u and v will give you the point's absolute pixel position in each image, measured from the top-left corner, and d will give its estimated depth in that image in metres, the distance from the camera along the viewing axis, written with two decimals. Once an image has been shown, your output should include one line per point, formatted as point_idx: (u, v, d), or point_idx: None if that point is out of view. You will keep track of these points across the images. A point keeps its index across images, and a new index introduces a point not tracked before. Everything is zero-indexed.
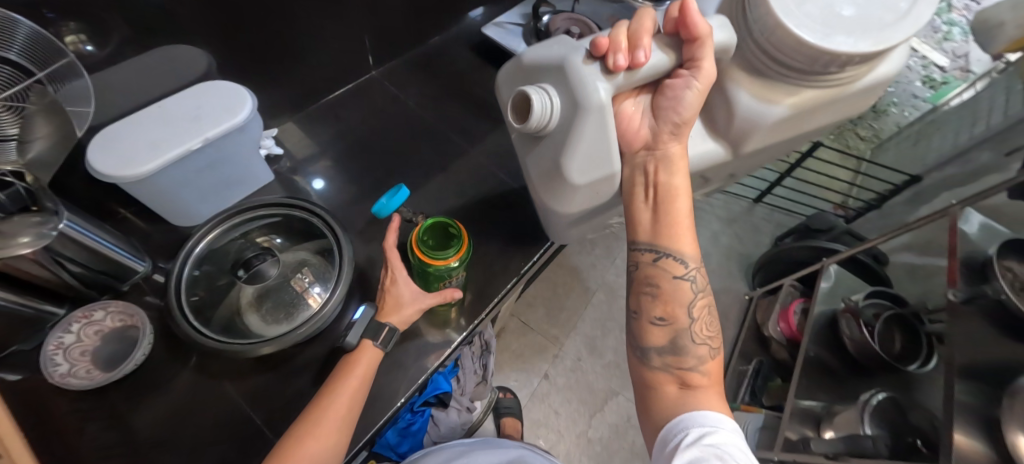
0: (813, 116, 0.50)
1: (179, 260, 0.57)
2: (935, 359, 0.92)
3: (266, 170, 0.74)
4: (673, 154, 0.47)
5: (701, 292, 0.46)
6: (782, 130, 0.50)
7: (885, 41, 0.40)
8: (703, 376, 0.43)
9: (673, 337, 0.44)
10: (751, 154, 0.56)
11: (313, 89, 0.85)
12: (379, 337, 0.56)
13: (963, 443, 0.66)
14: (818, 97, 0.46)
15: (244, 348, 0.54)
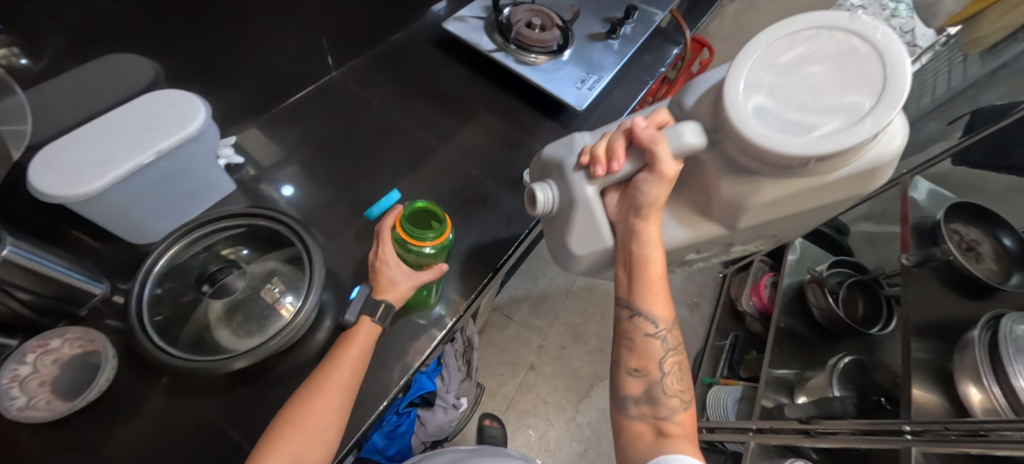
0: (811, 203, 0.42)
1: (139, 279, 0.55)
2: (894, 323, 0.99)
3: (226, 180, 0.71)
4: (645, 238, 0.43)
5: (673, 347, 0.48)
6: (772, 216, 0.43)
7: (847, 141, 0.33)
8: (676, 424, 0.46)
9: (647, 388, 0.46)
10: (753, 233, 0.48)
11: (272, 93, 0.82)
12: (377, 313, 0.57)
13: (920, 397, 0.69)
14: (799, 192, 0.39)
15: (214, 364, 0.53)
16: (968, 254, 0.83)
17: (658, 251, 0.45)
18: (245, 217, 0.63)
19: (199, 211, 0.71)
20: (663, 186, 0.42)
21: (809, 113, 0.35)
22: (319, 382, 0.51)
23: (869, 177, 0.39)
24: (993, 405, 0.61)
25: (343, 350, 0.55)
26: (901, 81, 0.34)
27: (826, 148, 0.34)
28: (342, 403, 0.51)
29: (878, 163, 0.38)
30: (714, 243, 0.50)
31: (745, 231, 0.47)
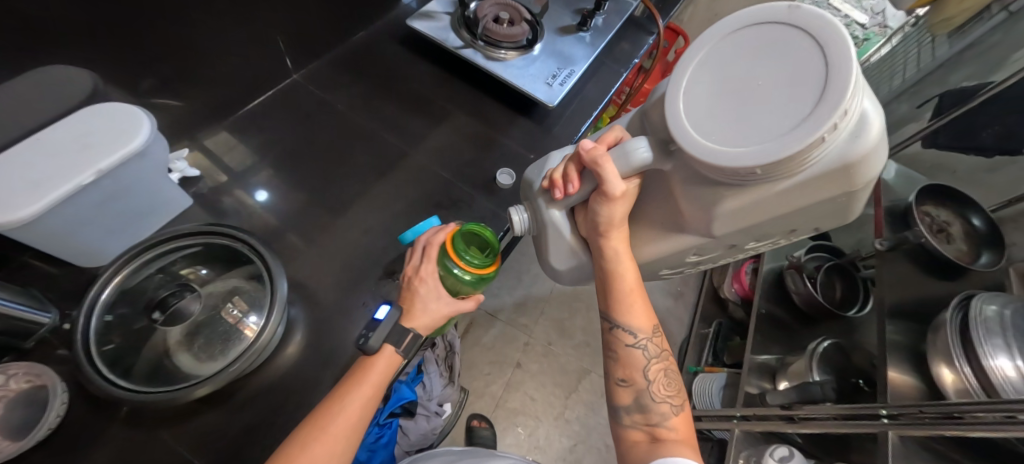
0: (795, 210, 0.35)
1: (83, 309, 0.51)
2: (870, 304, 1.00)
3: (183, 194, 0.70)
4: (608, 252, 0.44)
5: (659, 354, 0.48)
6: (752, 225, 0.37)
7: (779, 152, 0.29)
8: (671, 429, 0.45)
9: (636, 397, 0.46)
10: (755, 240, 0.42)
11: (228, 100, 0.80)
12: (403, 344, 0.52)
13: (896, 379, 0.68)
14: (764, 202, 0.34)
15: (174, 394, 0.50)
16: (940, 235, 0.82)
17: (628, 262, 0.45)
18: (201, 234, 0.60)
19: (151, 228, 0.68)
20: (621, 202, 0.42)
21: (744, 122, 0.32)
22: (324, 420, 0.46)
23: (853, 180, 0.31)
24: (965, 386, 0.60)
25: (357, 382, 0.50)
26: (847, 70, 0.28)
27: (757, 161, 0.30)
28: (346, 447, 0.47)
29: (863, 162, 0.31)
30: (707, 253, 0.45)
31: (737, 240, 0.41)
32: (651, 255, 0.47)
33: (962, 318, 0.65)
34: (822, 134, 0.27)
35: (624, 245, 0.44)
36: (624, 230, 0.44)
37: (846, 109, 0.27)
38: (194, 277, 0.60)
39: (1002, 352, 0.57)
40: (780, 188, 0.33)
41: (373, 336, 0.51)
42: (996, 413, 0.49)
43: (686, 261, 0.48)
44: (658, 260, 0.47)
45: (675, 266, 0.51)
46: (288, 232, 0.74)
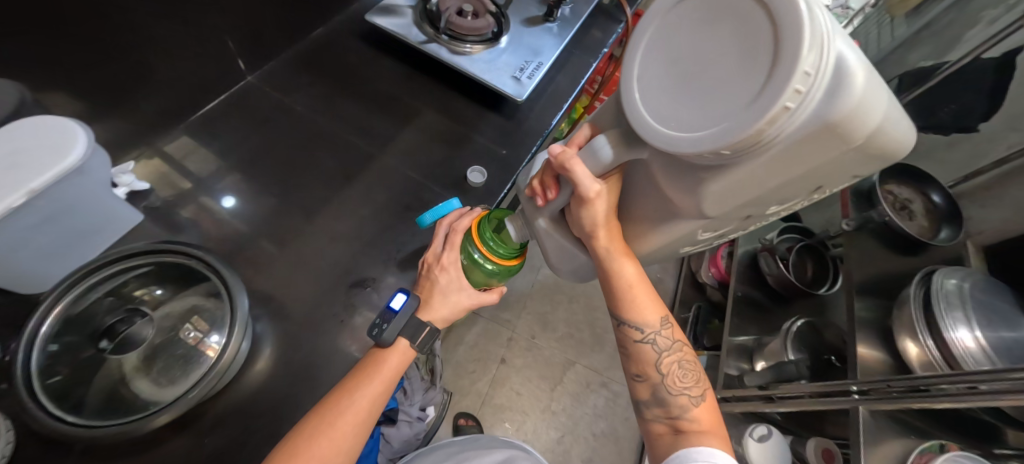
0: (801, 176, 0.30)
1: (22, 344, 0.49)
2: (840, 281, 1.03)
3: (131, 208, 0.67)
4: (600, 256, 0.43)
5: (672, 345, 0.45)
6: (759, 198, 0.33)
7: (740, 135, 0.26)
8: (696, 422, 0.42)
9: (653, 392, 0.45)
10: (773, 207, 0.36)
11: (178, 104, 0.77)
12: (419, 338, 0.51)
13: (866, 355, 0.69)
14: (754, 180, 0.30)
15: (132, 424, 0.48)
16: (901, 212, 0.84)
17: (623, 259, 0.43)
18: (151, 253, 0.58)
19: (99, 246, 0.64)
20: (600, 200, 0.40)
21: (702, 102, 0.29)
22: (332, 415, 0.45)
23: (851, 135, 0.26)
24: (929, 358, 0.62)
25: (367, 376, 0.48)
26: (799, 17, 0.23)
27: (719, 146, 0.27)
28: (352, 446, 0.45)
29: (861, 111, 0.25)
30: (714, 230, 0.40)
31: (750, 213, 0.36)
32: (656, 245, 0.43)
33: (924, 292, 0.66)
34: (782, 103, 0.24)
35: (615, 243, 0.42)
36: (614, 229, 0.42)
37: (805, 66, 0.23)
38: (149, 298, 0.57)
39: (962, 324, 0.59)
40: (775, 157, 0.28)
41: (389, 328, 0.51)
42: (956, 384, 0.50)
43: (694, 241, 0.44)
44: (663, 248, 0.44)
45: (692, 245, 0.47)
46: (260, 239, 0.73)
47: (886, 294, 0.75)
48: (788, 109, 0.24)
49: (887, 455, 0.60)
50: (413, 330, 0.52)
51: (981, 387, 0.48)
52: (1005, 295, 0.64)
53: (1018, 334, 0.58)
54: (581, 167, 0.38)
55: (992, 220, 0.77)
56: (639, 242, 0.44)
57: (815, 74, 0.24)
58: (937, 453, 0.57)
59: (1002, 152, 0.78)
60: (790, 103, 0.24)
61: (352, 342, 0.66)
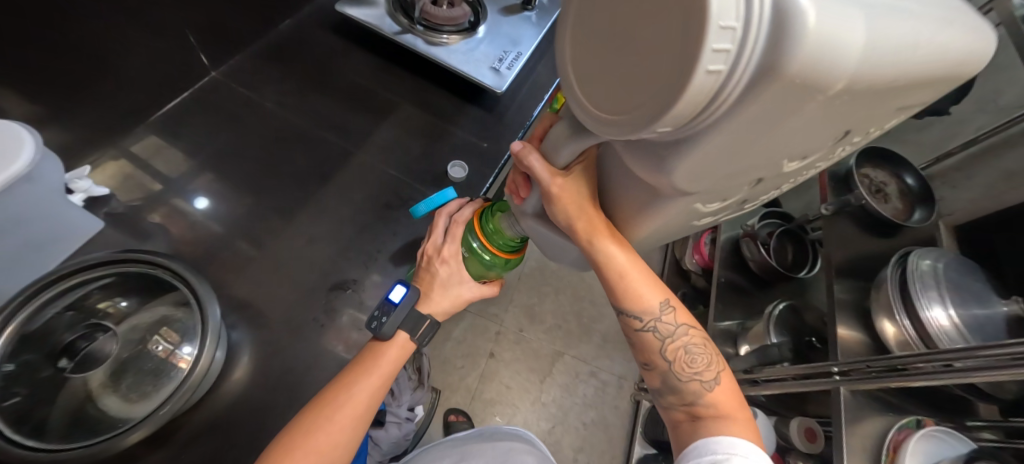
0: (797, 128, 0.21)
1: None
2: (820, 263, 1.05)
3: (89, 215, 0.71)
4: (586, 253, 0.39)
5: (676, 330, 0.43)
6: (756, 161, 0.25)
7: (670, 117, 0.19)
8: (711, 408, 0.41)
9: (662, 380, 0.43)
10: (789, 159, 0.26)
11: (139, 103, 0.80)
12: (419, 331, 0.52)
13: (845, 336, 0.70)
14: (731, 153, 0.22)
15: (106, 441, 0.55)
16: (878, 196, 0.82)
17: (610, 249, 0.38)
18: (114, 264, 0.63)
19: (59, 252, 0.69)
20: (566, 193, 0.36)
21: (625, 79, 0.22)
22: (331, 409, 0.46)
23: (838, 74, 0.17)
24: (905, 338, 0.63)
25: (368, 370, 0.50)
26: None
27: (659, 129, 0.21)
28: (350, 438, 0.47)
29: (844, 36, 0.16)
30: (710, 201, 0.32)
31: (753, 174, 0.28)
32: (655, 229, 0.36)
33: (900, 273, 0.68)
34: (704, 72, 0.17)
35: (601, 231, 0.37)
36: (598, 220, 0.37)
37: (723, 16, 0.15)
38: (114, 310, 0.65)
39: (937, 303, 0.60)
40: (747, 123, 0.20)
41: (388, 321, 0.52)
42: (932, 363, 0.52)
43: (696, 216, 0.36)
44: (658, 229, 0.37)
45: (705, 216, 0.38)
46: (237, 240, 0.79)
47: (865, 276, 0.76)
48: (720, 73, 0.17)
49: (866, 433, 0.60)
50: (413, 324, 0.53)
51: (956, 364, 0.49)
52: (977, 272, 0.65)
53: (988, 311, 0.60)
54: (534, 161, 0.36)
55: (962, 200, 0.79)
56: (624, 226, 0.38)
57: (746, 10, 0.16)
58: (915, 429, 0.59)
59: (971, 133, 0.81)
60: (720, 66, 0.17)
61: (337, 342, 0.76)
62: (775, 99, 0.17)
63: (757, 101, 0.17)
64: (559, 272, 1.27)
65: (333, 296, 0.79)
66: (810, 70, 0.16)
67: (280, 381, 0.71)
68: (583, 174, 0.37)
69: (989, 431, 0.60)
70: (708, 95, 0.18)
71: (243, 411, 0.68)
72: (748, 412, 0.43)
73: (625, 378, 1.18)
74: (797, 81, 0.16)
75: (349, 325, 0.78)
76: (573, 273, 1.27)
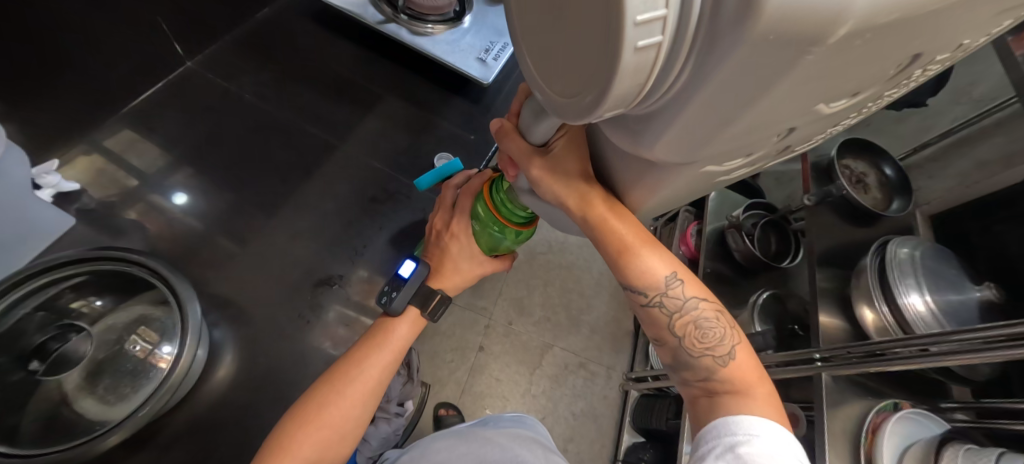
0: (826, 76, 0.16)
1: None
2: (802, 253, 1.05)
3: (61, 212, 0.72)
4: (586, 232, 0.38)
5: (685, 304, 0.42)
6: (779, 123, 0.20)
7: (614, 95, 0.17)
8: (727, 383, 0.41)
9: (674, 356, 0.43)
10: (840, 102, 0.20)
11: (106, 95, 0.81)
12: (430, 305, 0.58)
13: (827, 324, 0.71)
14: (727, 120, 0.18)
15: (83, 446, 0.59)
16: (858, 187, 0.83)
17: (608, 225, 0.36)
18: (85, 263, 0.67)
19: (35, 248, 0.71)
20: (554, 171, 0.35)
21: (571, 56, 0.19)
22: (343, 384, 0.52)
23: (848, 14, 0.12)
24: (884, 324, 0.65)
25: (377, 345, 0.55)
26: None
27: (618, 105, 0.19)
28: (362, 412, 0.52)
29: None
30: (725, 164, 0.27)
31: (787, 130, 0.22)
32: (668, 194, 0.33)
33: (880, 261, 0.69)
34: (632, 45, 0.14)
35: (597, 207, 0.36)
36: (594, 197, 0.35)
37: None
38: (90, 308, 0.69)
39: (914, 290, 0.62)
40: (721, 90, 0.16)
41: (398, 297, 0.58)
42: (909, 347, 0.53)
43: (710, 179, 0.31)
44: (659, 200, 0.34)
45: (734, 172, 0.32)
46: (218, 236, 0.80)
47: (845, 264, 0.77)
48: (658, 44, 0.15)
49: (848, 415, 0.62)
50: (422, 299, 0.59)
51: (932, 349, 0.51)
52: (952, 260, 0.67)
53: (962, 297, 0.62)
54: (512, 145, 0.36)
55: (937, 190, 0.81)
56: (626, 196, 0.36)
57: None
58: (892, 412, 0.61)
59: (947, 125, 0.83)
60: (656, 36, 0.14)
61: (324, 339, 0.77)
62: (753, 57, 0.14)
63: (720, 68, 0.15)
64: (547, 265, 1.26)
65: (320, 292, 0.80)
66: (782, 27, 0.12)
67: (265, 376, 0.73)
68: (568, 151, 0.35)
69: (962, 411, 0.62)
70: (652, 65, 0.16)
71: (227, 408, 0.70)
72: (767, 382, 0.43)
73: (613, 368, 1.19)
74: (772, 40, 0.13)
75: (335, 320, 0.79)
76: (559, 266, 1.26)
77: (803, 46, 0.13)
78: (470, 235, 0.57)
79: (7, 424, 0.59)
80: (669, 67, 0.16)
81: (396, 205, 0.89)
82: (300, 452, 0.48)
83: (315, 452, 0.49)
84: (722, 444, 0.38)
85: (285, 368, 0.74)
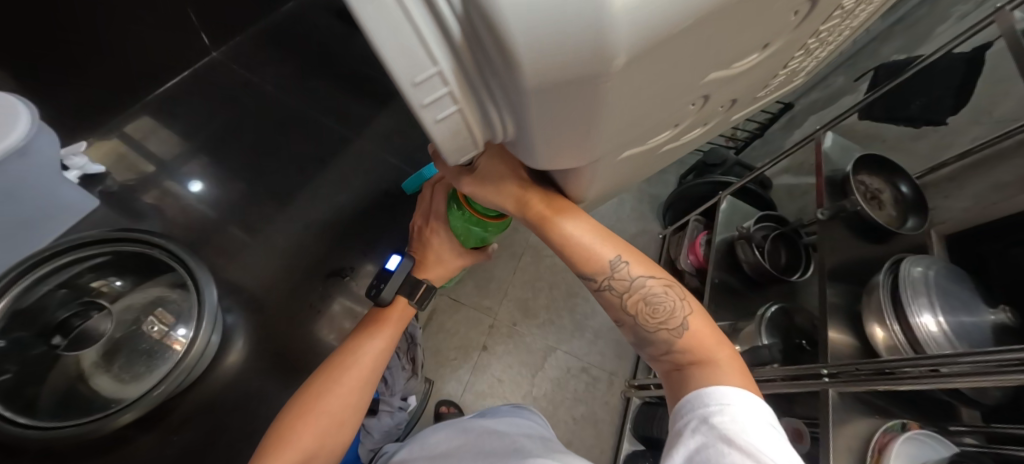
0: (660, 75, 0.18)
1: None
2: (813, 267, 1.02)
3: (84, 194, 0.74)
4: (534, 228, 0.40)
5: (633, 283, 0.43)
6: (660, 105, 0.23)
7: (447, 144, 0.20)
8: (688, 354, 0.41)
9: (634, 332, 0.45)
10: (748, 58, 0.25)
11: (131, 82, 0.83)
12: (416, 295, 0.59)
13: (837, 341, 0.70)
14: (586, 132, 0.20)
15: (98, 422, 0.62)
16: (873, 203, 0.82)
17: (546, 220, 0.39)
18: (107, 243, 0.69)
19: (62, 228, 0.74)
20: (483, 183, 0.38)
21: None
22: (340, 372, 0.52)
23: (606, 55, 0.13)
24: (894, 343, 0.64)
25: (374, 333, 0.56)
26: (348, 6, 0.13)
27: (467, 149, 0.21)
28: (358, 399, 0.53)
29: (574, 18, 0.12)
30: (648, 144, 0.32)
31: (685, 99, 0.25)
32: (600, 181, 0.33)
33: (892, 279, 0.69)
34: (429, 113, 0.17)
35: (534, 206, 0.38)
36: (531, 200, 0.38)
37: (412, 78, 0.15)
38: (109, 288, 0.70)
39: (926, 310, 0.62)
40: (544, 121, 0.18)
41: (385, 289, 0.58)
42: (919, 367, 0.52)
43: (645, 155, 0.36)
44: (594, 185, 0.38)
45: (674, 140, 0.37)
46: (232, 225, 0.82)
47: (855, 280, 0.76)
48: (458, 108, 0.18)
49: (856, 432, 0.61)
50: (411, 287, 0.59)
51: (941, 370, 0.51)
52: (966, 281, 0.66)
53: (975, 318, 0.61)
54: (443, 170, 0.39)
55: (954, 210, 0.79)
56: (567, 190, 0.38)
57: (442, 56, 0.15)
58: (899, 433, 0.60)
59: (967, 144, 0.80)
60: (451, 106, 0.17)
61: (330, 331, 0.77)
62: (560, 99, 0.16)
63: (529, 110, 0.16)
64: (552, 268, 1.25)
65: (330, 283, 0.80)
66: (555, 70, 0.14)
67: (272, 364, 0.74)
68: (493, 162, 0.36)
69: (971, 435, 0.61)
70: (463, 114, 0.18)
71: (235, 394, 0.71)
72: (733, 349, 0.42)
73: (616, 374, 1.19)
74: (557, 87, 0.15)
75: (340, 312, 0.79)
76: (566, 269, 1.26)
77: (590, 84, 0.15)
78: (449, 230, 0.58)
79: (25, 395, 0.62)
80: (488, 116, 0.19)
81: (404, 201, 0.89)
82: (299, 444, 0.48)
83: (314, 440, 0.49)
84: (696, 417, 0.37)
85: (290, 356, 0.75)
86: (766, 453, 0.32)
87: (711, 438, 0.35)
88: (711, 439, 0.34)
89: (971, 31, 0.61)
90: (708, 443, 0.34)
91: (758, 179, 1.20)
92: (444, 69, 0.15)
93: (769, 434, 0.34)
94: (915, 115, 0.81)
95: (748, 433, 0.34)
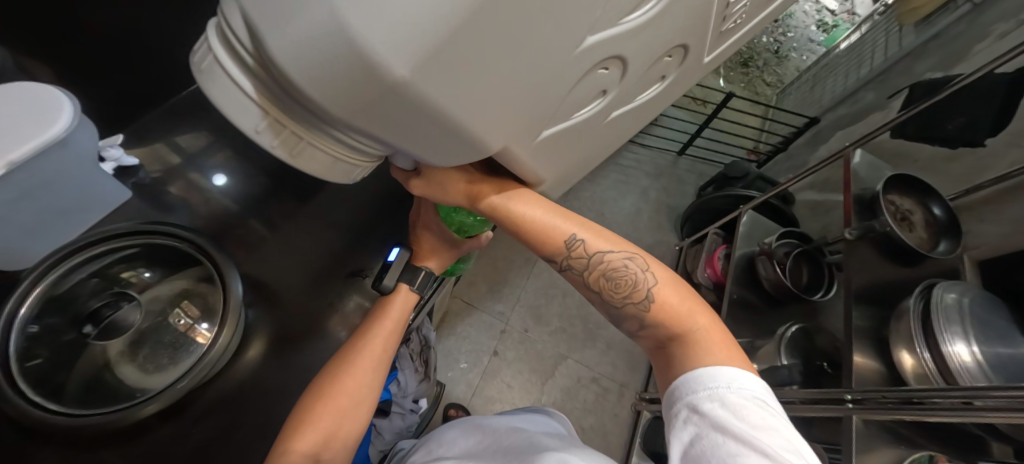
0: (502, 62, 0.19)
1: (14, 332, 0.60)
2: (835, 288, 0.98)
3: (119, 186, 0.76)
4: (493, 216, 0.42)
5: (592, 260, 0.44)
6: (541, 86, 0.23)
7: (321, 170, 0.29)
8: (661, 327, 0.42)
9: (607, 307, 0.46)
10: (644, 7, 0.25)
11: (162, 77, 0.85)
12: (417, 282, 0.59)
13: (862, 365, 0.67)
14: (456, 127, 0.22)
15: (122, 413, 0.63)
16: (902, 224, 0.79)
17: (502, 208, 0.41)
18: (140, 236, 0.70)
19: (92, 221, 0.75)
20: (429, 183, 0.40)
21: None
22: (353, 353, 0.53)
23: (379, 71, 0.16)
24: (924, 371, 0.62)
25: (381, 315, 0.57)
26: (208, 96, 0.26)
27: (344, 166, 0.30)
28: (372, 378, 0.53)
29: (312, 48, 0.17)
30: (578, 115, 0.37)
31: (581, 65, 0.25)
32: (535, 158, 0.37)
33: (923, 305, 0.66)
34: (271, 146, 0.26)
35: (487, 196, 0.41)
36: (484, 192, 0.41)
37: (254, 124, 0.25)
38: (138, 279, 0.71)
39: (960, 339, 0.59)
40: (377, 127, 0.22)
41: (387, 277, 0.60)
42: (950, 398, 0.50)
43: (589, 125, 0.41)
44: (540, 169, 0.41)
45: (622, 102, 0.42)
46: (252, 219, 0.83)
47: (882, 304, 0.73)
48: (296, 138, 0.26)
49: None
50: (411, 275, 0.59)
51: (975, 402, 0.48)
52: (1002, 310, 0.64)
53: (1012, 350, 0.59)
54: (392, 174, 0.41)
55: (990, 235, 0.76)
56: (522, 174, 0.40)
57: (264, 105, 0.25)
58: None
59: (1004, 169, 0.76)
60: (279, 141, 0.26)
61: (342, 327, 0.80)
62: (374, 109, 0.20)
63: (356, 122, 0.22)
64: None
65: (349, 283, 0.83)
66: (332, 80, 0.18)
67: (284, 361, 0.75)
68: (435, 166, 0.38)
69: None
70: (320, 148, 0.27)
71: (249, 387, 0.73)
72: (710, 315, 0.42)
73: (626, 386, 1.18)
74: (347, 98, 0.19)
75: (354, 310, 0.82)
76: None
77: (383, 94, 0.18)
78: (440, 226, 0.59)
79: (54, 381, 0.63)
80: (337, 138, 0.26)
81: None
82: (319, 423, 0.49)
83: (331, 423, 0.49)
84: (687, 405, 0.36)
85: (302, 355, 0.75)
86: (757, 435, 0.32)
87: (703, 428, 0.34)
88: (704, 429, 0.34)
89: (1001, 58, 0.60)
90: (702, 434, 0.34)
91: (782, 194, 1.17)
92: (275, 117, 0.25)
93: (762, 412, 0.34)
94: (953, 135, 0.79)
95: (741, 417, 0.33)
